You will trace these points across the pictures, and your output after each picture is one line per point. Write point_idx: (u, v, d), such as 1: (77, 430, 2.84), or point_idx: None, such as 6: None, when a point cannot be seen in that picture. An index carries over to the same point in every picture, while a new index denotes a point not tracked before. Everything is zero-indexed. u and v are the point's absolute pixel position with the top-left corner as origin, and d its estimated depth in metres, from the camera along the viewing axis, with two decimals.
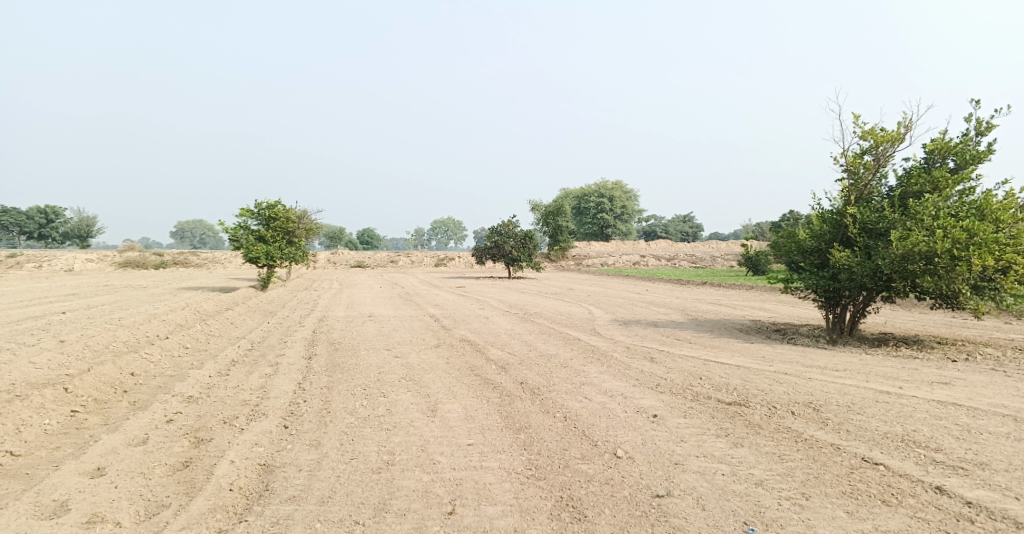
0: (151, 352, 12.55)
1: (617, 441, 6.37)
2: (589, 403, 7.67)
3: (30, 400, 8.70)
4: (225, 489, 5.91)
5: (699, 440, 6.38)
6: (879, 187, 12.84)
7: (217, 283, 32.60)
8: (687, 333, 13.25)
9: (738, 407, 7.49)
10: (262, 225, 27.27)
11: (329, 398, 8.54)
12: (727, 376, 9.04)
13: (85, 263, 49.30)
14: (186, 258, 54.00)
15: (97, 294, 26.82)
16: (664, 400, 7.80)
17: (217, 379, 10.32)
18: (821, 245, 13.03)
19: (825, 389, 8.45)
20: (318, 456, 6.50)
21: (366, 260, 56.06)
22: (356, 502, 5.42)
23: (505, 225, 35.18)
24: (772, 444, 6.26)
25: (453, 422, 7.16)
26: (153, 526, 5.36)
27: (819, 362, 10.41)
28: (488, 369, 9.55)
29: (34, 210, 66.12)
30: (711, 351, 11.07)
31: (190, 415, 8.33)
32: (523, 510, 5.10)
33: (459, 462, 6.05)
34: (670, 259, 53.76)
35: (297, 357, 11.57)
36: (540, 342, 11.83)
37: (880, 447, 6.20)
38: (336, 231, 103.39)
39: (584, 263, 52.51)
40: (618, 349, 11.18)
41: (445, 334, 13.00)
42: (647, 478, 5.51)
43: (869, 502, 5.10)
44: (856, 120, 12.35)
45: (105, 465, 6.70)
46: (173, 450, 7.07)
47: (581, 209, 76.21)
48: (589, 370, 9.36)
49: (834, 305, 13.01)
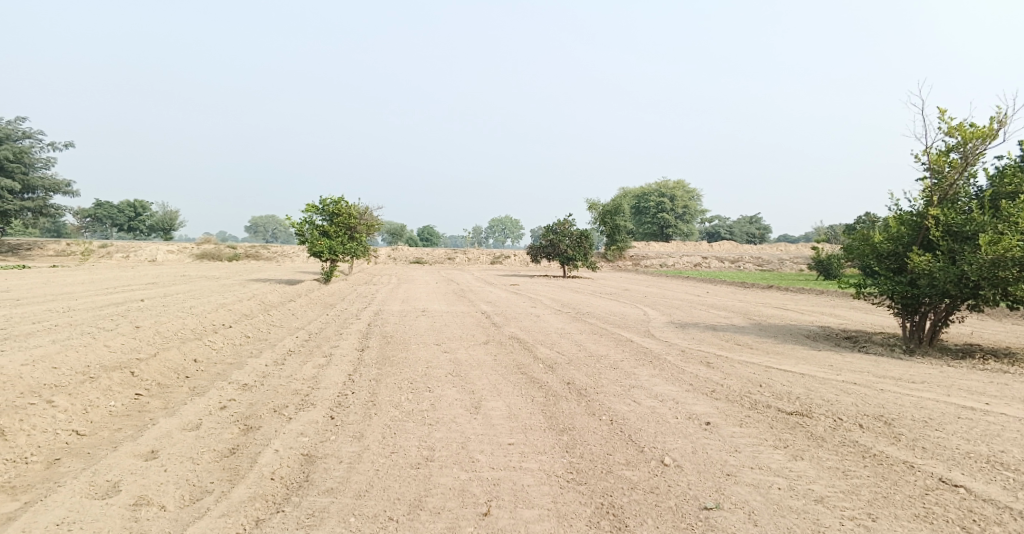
0: (214, 340, 12.91)
1: (665, 448, 6.04)
2: (639, 407, 7.35)
3: (98, 381, 9.03)
4: (267, 478, 5.91)
5: (754, 451, 5.98)
6: (968, 186, 11.91)
7: (283, 276, 33.59)
8: (748, 338, 12.66)
9: (799, 418, 7.02)
10: (325, 220, 27.83)
11: (376, 390, 8.51)
12: (790, 385, 8.52)
13: (165, 253, 51.80)
14: (257, 251, 55.91)
15: (173, 283, 28.03)
16: (719, 407, 7.39)
17: (272, 368, 10.49)
18: (899, 248, 12.23)
19: (898, 402, 7.85)
20: (360, 448, 6.43)
21: (425, 258, 56.70)
22: (391, 498, 5.30)
23: (562, 224, 34.87)
24: (835, 459, 5.79)
25: (496, 420, 6.98)
26: (194, 512, 5.39)
27: (894, 373, 9.71)
28: (537, 368, 9.32)
29: (123, 203, 70.10)
30: (774, 358, 10.51)
31: (243, 403, 8.45)
32: (561, 515, 4.86)
33: (498, 462, 5.87)
34: (735, 261, 52.10)
35: (350, 350, 11.66)
36: (592, 342, 11.54)
37: (961, 468, 5.65)
38: (399, 228, 105.54)
39: (643, 264, 51.58)
40: (673, 352, 10.76)
41: (496, 331, 12.84)
42: (696, 488, 5.18)
43: (945, 527, 4.61)
44: (942, 115, 11.51)
45: (158, 449, 6.84)
46: (222, 436, 7.16)
47: (642, 210, 75.05)
48: (640, 373, 9.01)
49: (912, 312, 12.17)
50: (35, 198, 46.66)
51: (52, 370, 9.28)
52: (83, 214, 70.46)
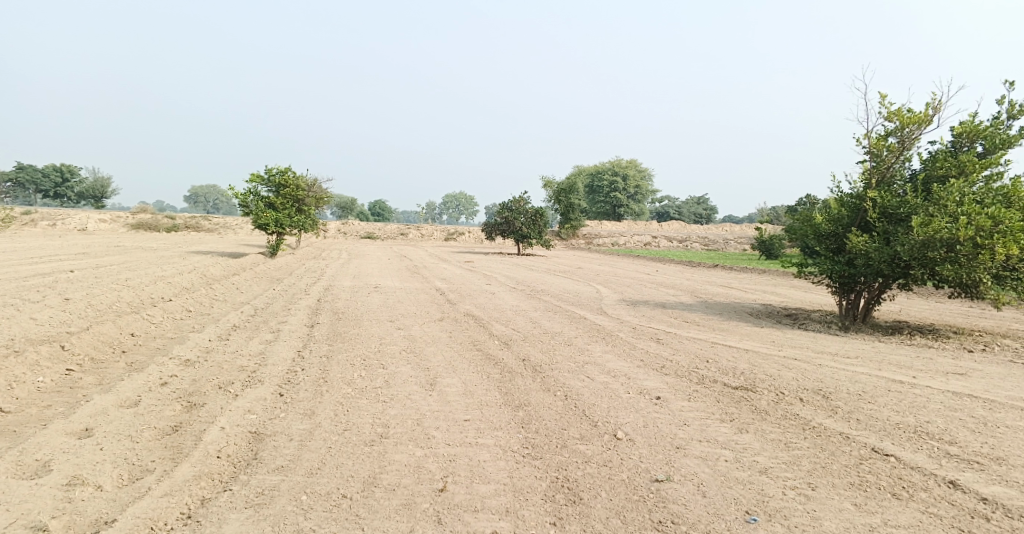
0: (153, 314, 12.48)
1: (618, 422, 6.19)
2: (592, 382, 7.49)
3: (25, 356, 8.63)
4: (212, 456, 5.79)
5: (702, 425, 6.18)
6: (903, 170, 12.41)
7: (226, 249, 32.66)
8: (695, 315, 13.02)
9: (744, 392, 7.29)
10: (272, 192, 27.01)
11: (327, 367, 8.41)
12: (735, 360, 8.83)
13: (97, 223, 49.49)
14: (198, 222, 53.99)
15: (107, 254, 26.85)
16: (669, 382, 7.60)
17: (216, 343, 10.23)
18: (838, 230, 12.71)
19: (835, 376, 8.23)
20: (311, 426, 6.37)
21: (376, 233, 55.88)
22: (344, 475, 5.29)
23: (517, 201, 34.85)
24: (778, 431, 6.05)
25: (451, 397, 7.01)
26: (134, 492, 5.26)
27: (831, 349, 10.16)
28: (492, 344, 9.39)
29: (50, 168, 66.46)
30: (720, 334, 10.85)
31: (185, 379, 8.23)
32: (516, 489, 4.94)
33: (454, 438, 5.90)
34: (684, 241, 53.22)
35: (299, 325, 11.46)
36: (546, 319, 11.66)
37: (891, 438, 5.99)
38: (348, 202, 103.69)
39: (596, 243, 52.18)
40: (625, 328, 10.98)
41: (450, 308, 12.81)
42: (647, 461, 5.34)
43: (878, 495, 4.89)
44: (882, 100, 11.94)
45: (93, 426, 6.61)
46: (164, 414, 6.97)
47: (595, 188, 75.70)
48: (594, 349, 9.17)
49: (848, 291, 12.72)
50: None
51: None
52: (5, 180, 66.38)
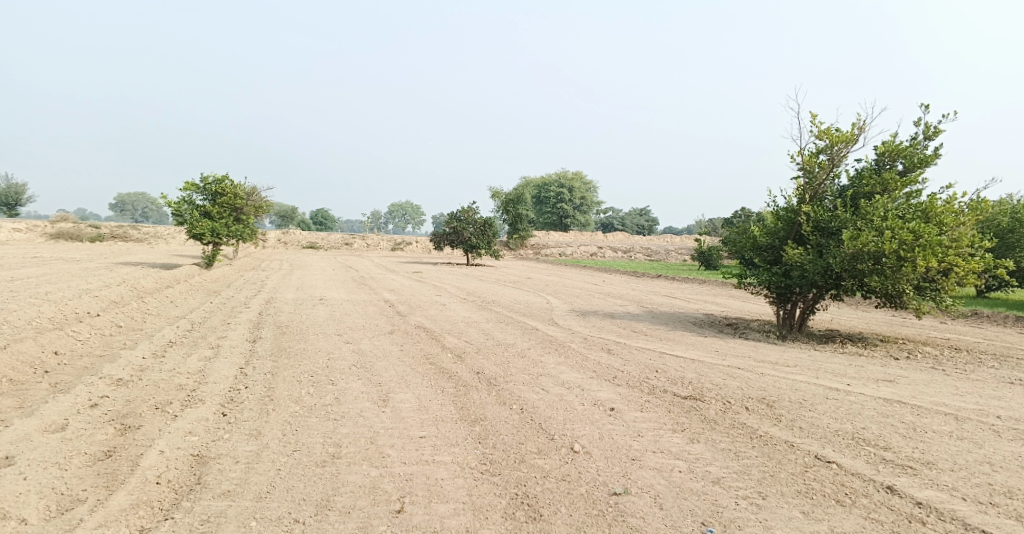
0: (80, 330, 11.85)
1: (574, 435, 6.24)
2: (546, 395, 7.53)
3: None
4: (152, 483, 5.54)
5: (655, 435, 6.30)
6: (833, 186, 13.01)
7: (159, 259, 31.36)
8: (641, 325, 13.28)
9: (693, 402, 7.47)
10: (208, 200, 26.08)
11: (274, 384, 8.17)
12: (683, 370, 9.04)
13: (14, 232, 46.70)
14: (127, 231, 51.67)
15: (25, 266, 25.35)
16: (621, 393, 7.72)
17: (151, 361, 9.79)
18: (775, 242, 13.21)
19: (777, 385, 8.53)
20: (258, 447, 6.17)
21: (320, 243, 54.81)
22: (296, 498, 5.14)
23: (466, 211, 34.76)
24: (727, 441, 6.23)
25: (406, 413, 6.92)
26: (65, 524, 4.97)
27: (771, 358, 10.54)
28: (444, 358, 9.33)
29: None
30: (667, 344, 11.09)
31: (118, 400, 7.84)
32: (475, 508, 4.91)
33: (410, 456, 5.83)
34: (628, 251, 54.31)
35: (241, 340, 11.09)
36: (497, 331, 11.66)
37: (833, 445, 6.25)
38: (289, 211, 101.26)
39: (543, 253, 52.65)
40: (576, 339, 11.10)
41: (399, 320, 12.66)
42: (604, 474, 5.41)
43: (823, 502, 5.10)
44: (813, 119, 12.52)
45: (16, 454, 6.22)
46: (96, 438, 6.61)
47: (541, 199, 76.39)
48: (547, 360, 9.23)
49: (784, 301, 13.21)
50: None
51: None
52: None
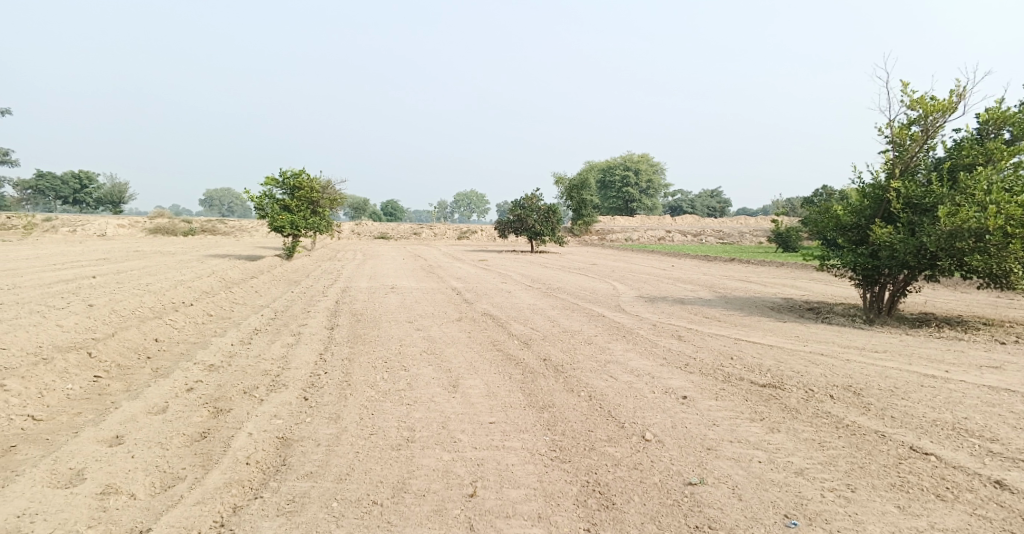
0: (175, 319, 12.53)
1: (646, 423, 6.09)
2: (616, 382, 7.39)
3: (54, 364, 8.68)
4: (242, 463, 5.77)
5: (732, 424, 6.07)
6: (927, 158, 12.16)
7: (243, 251, 32.82)
8: (716, 311, 12.86)
9: (773, 390, 7.15)
10: (286, 194, 27.04)
11: (350, 370, 8.38)
12: (760, 357, 8.68)
13: (116, 228, 50.07)
14: (214, 225, 54.43)
15: (127, 259, 27.04)
16: (694, 380, 7.49)
17: (239, 348, 10.24)
18: (861, 221, 12.47)
19: (864, 372, 8.06)
20: (337, 430, 6.32)
21: (390, 232, 56.05)
22: (374, 480, 5.24)
23: (529, 199, 34.68)
24: (811, 430, 5.92)
25: (476, 399, 6.94)
26: (167, 500, 5.26)
27: (857, 343, 9.97)
28: (511, 344, 9.32)
29: (69, 175, 67.18)
30: (743, 330, 10.68)
31: (210, 384, 8.23)
32: (547, 494, 4.86)
33: (481, 441, 5.83)
34: (698, 234, 52.95)
35: (319, 327, 11.46)
36: (564, 317, 11.55)
37: (929, 436, 5.84)
38: (361, 202, 104.03)
39: (609, 238, 52.08)
40: (645, 325, 10.87)
41: (468, 307, 12.75)
42: (679, 464, 5.24)
43: (922, 496, 4.76)
44: (905, 88, 11.71)
45: (123, 434, 6.63)
46: (191, 420, 6.96)
47: (607, 183, 75.38)
48: (615, 347, 9.06)
49: (872, 283, 12.47)
50: None
51: (3, 352, 8.95)
52: (28, 187, 68.00)
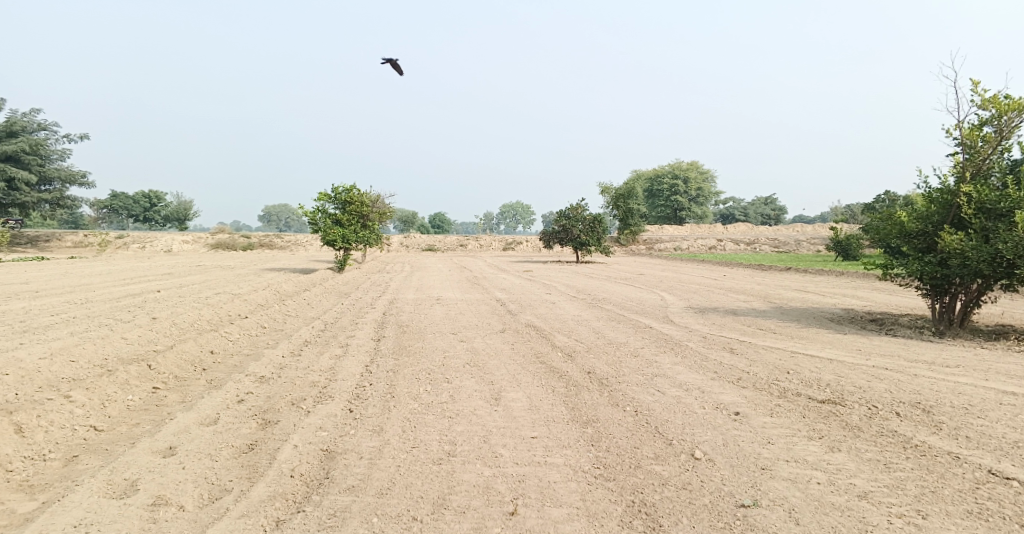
0: (230, 331, 12.83)
1: (695, 441, 5.82)
2: (663, 396, 7.13)
3: (116, 375, 8.96)
4: (286, 476, 5.77)
5: (788, 443, 5.75)
6: (1001, 161, 11.46)
7: (298, 265, 33.66)
8: (770, 322, 12.39)
9: (832, 406, 6.78)
10: (338, 209, 27.56)
11: (394, 382, 8.36)
12: (819, 371, 8.26)
13: (181, 244, 52.17)
14: (271, 240, 56.10)
15: (190, 274, 28.05)
16: (747, 396, 7.16)
17: (289, 359, 10.38)
18: (928, 228, 11.83)
19: (935, 388, 7.56)
20: (380, 443, 6.28)
21: (437, 245, 56.63)
22: (414, 496, 5.15)
23: (574, 209, 34.52)
24: (875, 450, 5.56)
25: (518, 412, 6.80)
26: (213, 512, 5.29)
27: (925, 357, 9.41)
28: (555, 357, 9.13)
29: (139, 194, 70.56)
30: (799, 343, 10.23)
31: (260, 396, 8.34)
32: (591, 514, 4.68)
33: (523, 457, 5.68)
34: (750, 243, 51.63)
35: (366, 339, 11.53)
36: (610, 329, 11.32)
37: (1010, 459, 5.39)
38: (410, 215, 105.69)
39: (657, 248, 51.30)
40: (694, 337, 10.53)
41: (512, 319, 12.63)
42: (730, 484, 4.98)
43: (1003, 526, 4.38)
44: (975, 87, 11.08)
45: (176, 445, 6.74)
46: (241, 431, 7.04)
47: (655, 192, 74.43)
48: (663, 361, 8.78)
49: (941, 294, 11.78)
50: (52, 189, 41.45)
51: (70, 363, 9.28)
52: (101, 206, 71.78)
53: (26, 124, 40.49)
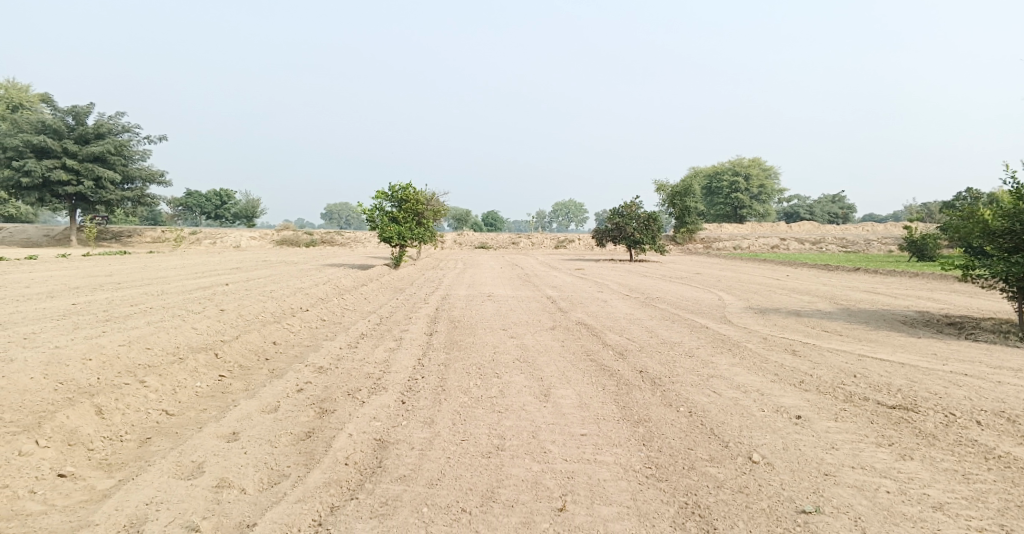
0: (292, 323, 13.18)
1: (753, 443, 5.60)
2: (719, 398, 6.89)
3: (186, 363, 9.31)
4: (340, 463, 5.84)
5: (854, 449, 5.45)
6: None
7: (356, 261, 34.37)
8: (836, 324, 11.86)
9: (903, 412, 6.40)
10: (394, 206, 27.97)
11: (446, 375, 8.38)
12: (888, 376, 7.84)
13: (248, 240, 54.00)
14: (332, 236, 57.53)
15: (256, 268, 29.05)
16: (809, 399, 6.86)
17: (346, 351, 10.58)
18: (1014, 226, 11.10)
19: (1019, 396, 7.04)
20: (431, 434, 6.29)
21: (492, 243, 56.89)
22: (464, 488, 5.12)
23: (629, 206, 34.04)
24: (951, 460, 5.21)
25: (568, 409, 6.69)
26: (271, 496, 5.40)
27: (1008, 363, 8.81)
28: (606, 355, 8.98)
29: (211, 192, 73.61)
30: (868, 346, 9.75)
31: (318, 385, 8.50)
32: (643, 514, 4.55)
33: (573, 454, 5.58)
34: (816, 242, 49.73)
35: (420, 333, 11.62)
36: (664, 328, 11.06)
37: None
38: (466, 214, 106.65)
39: (715, 247, 50.11)
40: (753, 339, 10.17)
41: (563, 316, 12.51)
42: (791, 489, 4.75)
43: None
44: None
45: (239, 430, 6.93)
46: (299, 419, 7.19)
47: (714, 190, 72.69)
48: (719, 361, 8.51)
49: None
50: (133, 187, 43.66)
51: (146, 350, 9.70)
52: (176, 202, 75.26)
53: (112, 126, 42.58)
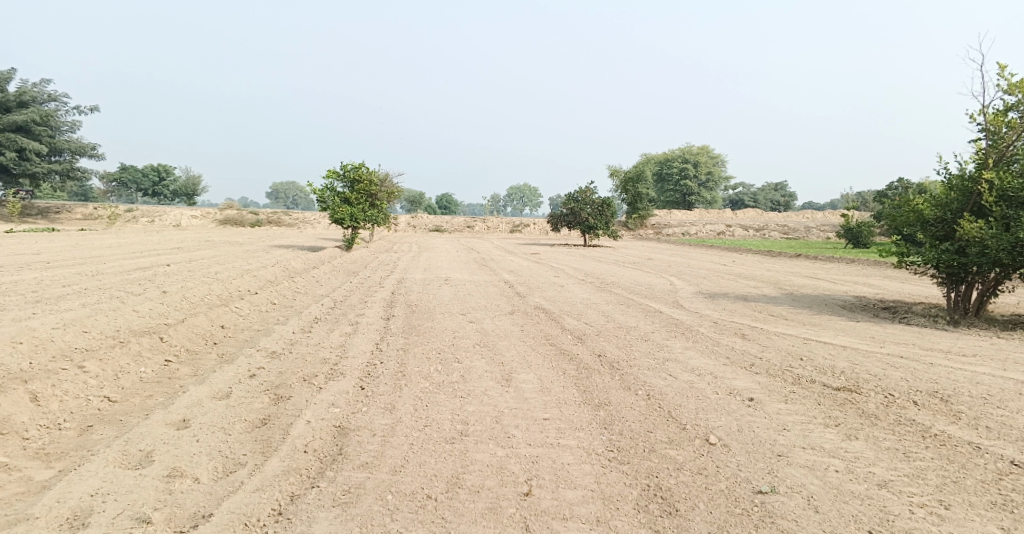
0: (241, 306, 12.86)
1: (709, 426, 5.79)
2: (675, 381, 7.08)
3: (129, 347, 8.98)
4: (300, 451, 5.78)
5: (804, 430, 5.70)
6: None
7: (305, 242, 33.67)
8: (782, 308, 12.30)
9: (848, 394, 6.72)
10: (345, 187, 27.44)
11: (405, 360, 8.35)
12: (833, 358, 8.20)
13: (190, 219, 52.11)
14: (279, 217, 56.10)
15: (198, 248, 28.13)
16: (760, 381, 7.11)
17: (299, 335, 10.40)
18: (947, 215, 11.67)
19: (952, 377, 7.47)
20: (393, 421, 6.27)
21: (444, 226, 56.52)
22: (428, 474, 5.14)
23: (583, 192, 34.30)
24: (894, 439, 5.50)
25: (529, 394, 6.77)
26: (229, 485, 5.30)
27: (941, 345, 9.32)
28: (565, 339, 9.10)
29: (148, 168, 70.62)
30: (812, 329, 10.16)
31: (272, 371, 8.34)
32: (606, 497, 4.67)
33: (535, 438, 5.66)
34: (760, 228, 51.21)
35: (376, 317, 11.52)
36: (620, 313, 11.27)
37: None
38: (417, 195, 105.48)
39: (665, 233, 51.04)
40: (705, 323, 10.46)
41: (520, 301, 12.59)
42: (747, 470, 4.94)
43: None
44: (1001, 71, 10.87)
45: (190, 417, 6.76)
46: (254, 406, 7.05)
47: (664, 176, 73.84)
48: (674, 345, 8.74)
49: (958, 282, 11.66)
50: (62, 160, 41.48)
51: (84, 334, 9.32)
52: (111, 178, 71.93)
53: (36, 94, 40.22)
